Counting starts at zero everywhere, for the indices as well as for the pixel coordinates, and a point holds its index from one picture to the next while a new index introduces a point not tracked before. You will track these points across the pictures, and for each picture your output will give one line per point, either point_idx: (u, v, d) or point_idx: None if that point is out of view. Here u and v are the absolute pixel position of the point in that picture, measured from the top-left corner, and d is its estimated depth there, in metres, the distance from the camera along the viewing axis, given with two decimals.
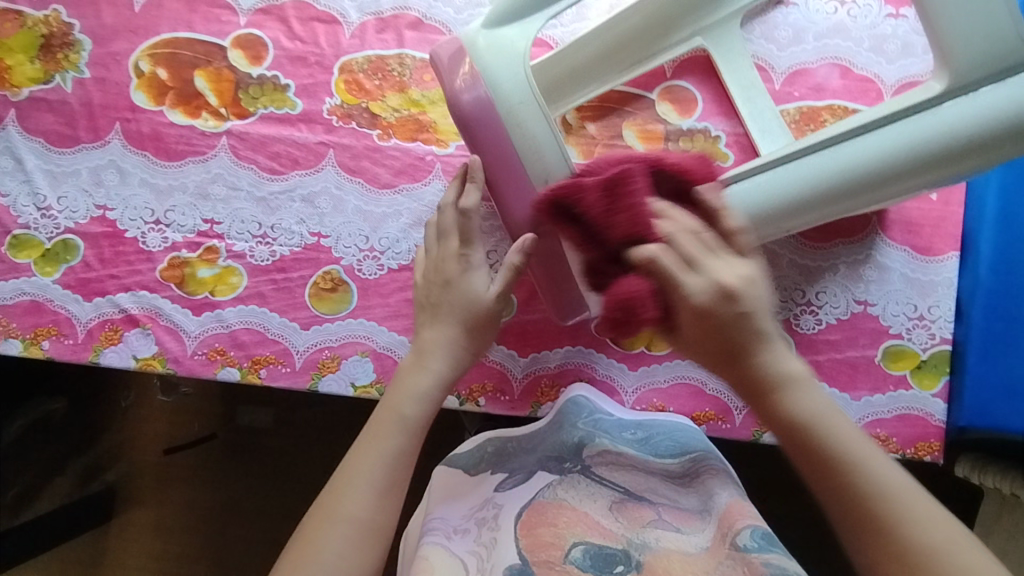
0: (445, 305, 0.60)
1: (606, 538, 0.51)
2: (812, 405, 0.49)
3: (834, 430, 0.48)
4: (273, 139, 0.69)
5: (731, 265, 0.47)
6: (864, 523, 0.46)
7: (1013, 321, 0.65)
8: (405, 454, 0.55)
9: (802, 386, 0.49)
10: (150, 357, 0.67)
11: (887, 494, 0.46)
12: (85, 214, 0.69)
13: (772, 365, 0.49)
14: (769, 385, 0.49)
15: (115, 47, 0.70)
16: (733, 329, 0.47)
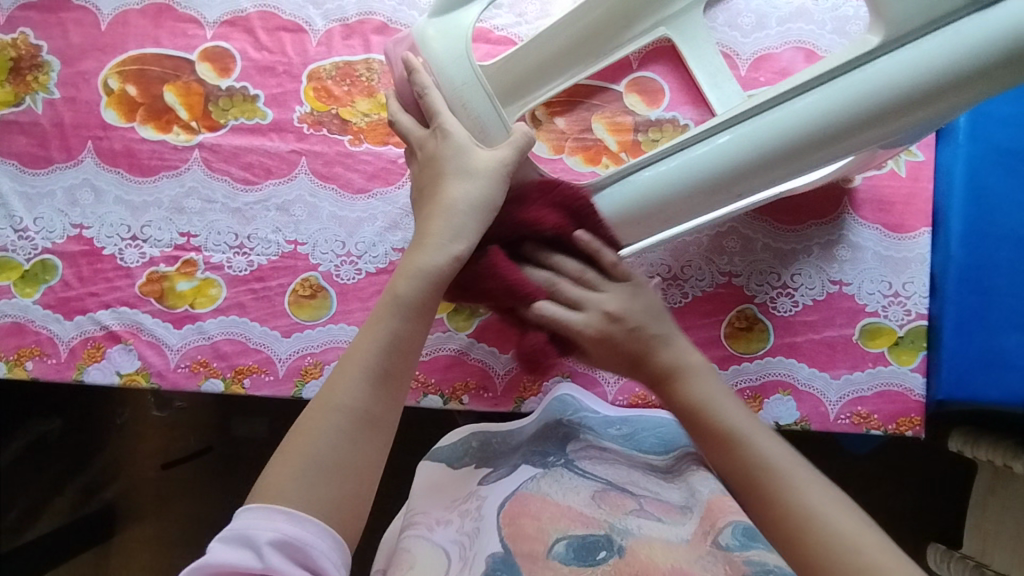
0: (435, 182, 0.53)
1: (589, 528, 0.51)
2: (710, 390, 0.52)
3: (731, 414, 0.50)
4: (245, 150, 0.70)
5: (613, 295, 0.55)
6: (757, 496, 0.47)
7: (987, 294, 0.65)
8: (402, 341, 0.49)
9: (706, 404, 0.51)
10: (133, 372, 0.67)
11: (774, 468, 0.47)
12: (62, 234, 0.69)
13: (677, 354, 0.53)
14: (666, 379, 0.53)
15: (83, 66, 0.71)
16: (633, 337, 0.54)
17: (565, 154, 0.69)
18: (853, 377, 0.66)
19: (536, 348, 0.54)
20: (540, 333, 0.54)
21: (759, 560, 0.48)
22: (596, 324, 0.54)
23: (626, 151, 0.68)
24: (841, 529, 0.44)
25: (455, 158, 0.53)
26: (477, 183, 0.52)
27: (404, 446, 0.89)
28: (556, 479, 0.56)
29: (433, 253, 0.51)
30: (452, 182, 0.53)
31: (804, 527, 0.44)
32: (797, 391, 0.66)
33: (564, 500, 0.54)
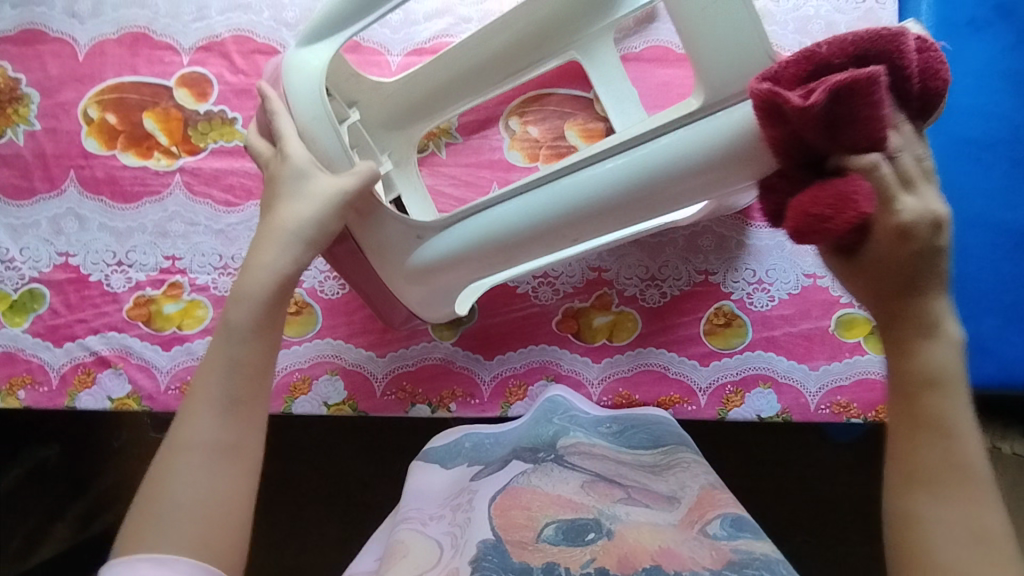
0: (274, 196, 0.55)
1: (577, 512, 0.51)
2: (958, 368, 0.41)
3: (960, 404, 0.41)
4: (226, 172, 0.71)
5: (927, 203, 0.41)
6: (923, 475, 0.40)
7: (957, 280, 0.66)
8: (246, 365, 0.49)
9: (946, 377, 0.41)
10: (124, 396, 0.68)
11: (969, 477, 0.39)
12: (48, 262, 0.70)
13: (941, 314, 0.41)
14: (917, 329, 0.41)
15: (63, 97, 0.72)
16: (925, 261, 0.40)
17: (540, 162, 0.70)
18: (831, 367, 0.67)
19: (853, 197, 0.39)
20: (855, 182, 0.40)
21: (745, 547, 0.48)
22: (898, 254, 0.40)
23: None
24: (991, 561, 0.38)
25: (293, 182, 0.54)
26: (310, 209, 0.53)
27: (398, 456, 0.90)
28: (546, 472, 0.58)
29: (252, 282, 0.52)
30: (274, 214, 0.54)
31: (955, 541, 0.38)
32: (777, 383, 0.68)
33: (554, 489, 0.55)
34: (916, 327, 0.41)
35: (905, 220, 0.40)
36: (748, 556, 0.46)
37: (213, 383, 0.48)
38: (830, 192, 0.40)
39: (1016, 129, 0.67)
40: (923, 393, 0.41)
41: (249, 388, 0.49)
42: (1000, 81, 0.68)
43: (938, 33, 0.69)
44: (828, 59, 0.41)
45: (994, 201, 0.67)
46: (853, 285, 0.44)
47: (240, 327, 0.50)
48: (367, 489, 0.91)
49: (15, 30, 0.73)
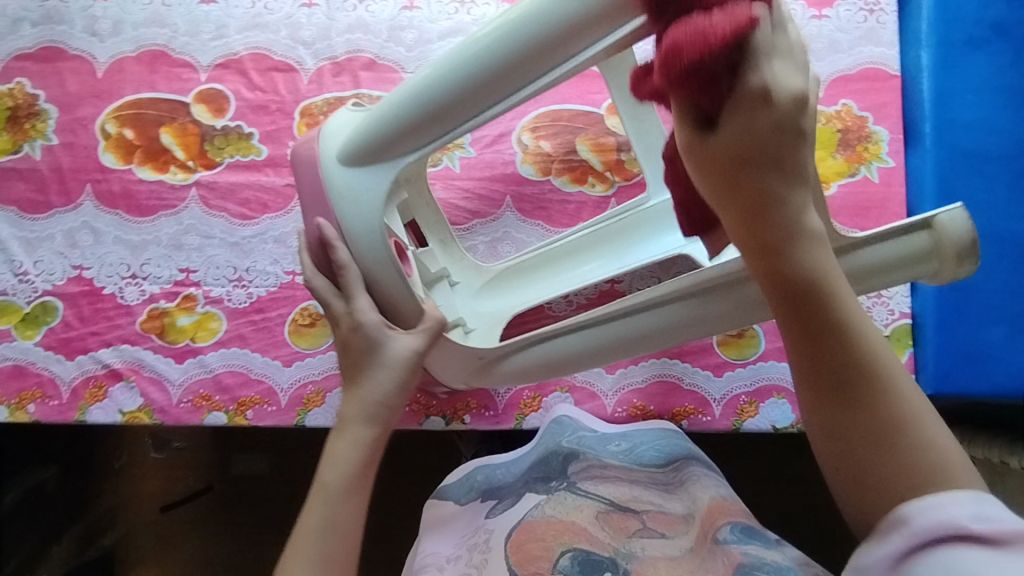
0: (354, 366, 0.54)
1: (594, 544, 0.51)
2: (836, 275, 0.36)
3: (849, 302, 0.36)
4: (242, 186, 0.72)
5: (790, 75, 0.36)
6: (800, 307, 0.36)
7: (963, 289, 0.67)
8: (343, 529, 0.49)
9: (822, 248, 0.37)
10: (136, 410, 0.68)
11: (885, 385, 0.35)
12: (62, 275, 0.70)
13: (792, 206, 0.37)
14: (777, 227, 0.36)
15: (81, 113, 0.73)
16: (784, 136, 0.36)
17: (553, 176, 0.72)
18: None
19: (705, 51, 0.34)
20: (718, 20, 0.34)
21: (756, 553, 0.48)
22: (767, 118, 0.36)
23: (610, 170, 0.72)
24: (917, 450, 0.34)
25: (369, 351, 0.53)
26: (394, 377, 0.53)
27: (404, 472, 0.89)
28: (559, 501, 0.57)
29: (347, 446, 0.51)
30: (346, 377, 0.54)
31: (872, 394, 0.35)
32: (791, 394, 0.68)
33: (568, 517, 0.55)
34: (760, 232, 0.37)
35: (771, 82, 0.35)
36: (757, 561, 0.47)
37: (308, 540, 0.48)
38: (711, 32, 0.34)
39: (1017, 143, 0.69)
40: (815, 306, 0.36)
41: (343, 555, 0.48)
42: (999, 96, 0.70)
43: (937, 50, 0.70)
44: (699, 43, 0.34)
45: (998, 212, 0.68)
46: (704, 170, 0.38)
47: (331, 485, 0.49)
48: (373, 507, 0.90)
49: (35, 47, 0.74)
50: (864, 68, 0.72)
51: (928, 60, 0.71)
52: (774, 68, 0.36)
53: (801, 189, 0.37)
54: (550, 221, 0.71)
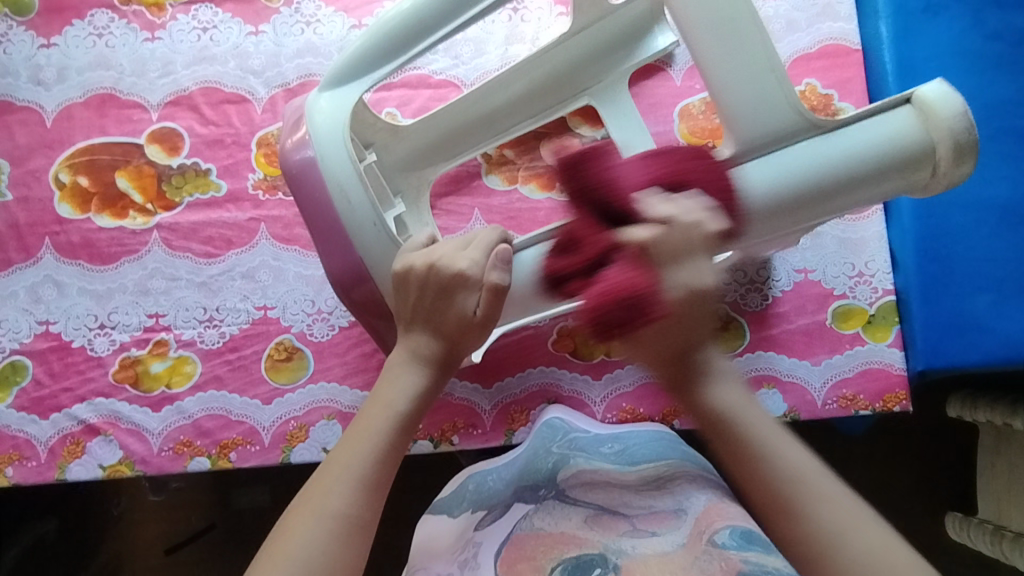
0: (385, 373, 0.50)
1: (583, 548, 0.46)
2: (737, 407, 0.45)
3: (758, 420, 0.45)
4: (203, 225, 0.70)
5: (699, 272, 0.41)
6: (723, 440, 0.45)
7: (945, 261, 0.66)
8: (388, 451, 0.47)
9: (722, 378, 0.45)
10: (117, 463, 0.66)
11: (821, 497, 0.42)
12: (29, 332, 0.68)
13: (709, 357, 0.45)
14: (691, 372, 0.44)
15: (33, 165, 0.71)
16: (694, 323, 0.42)
17: (520, 184, 0.71)
18: (833, 360, 0.67)
19: (621, 286, 0.40)
20: (621, 268, 0.40)
21: (757, 559, 0.41)
22: (678, 241, 0.41)
23: None
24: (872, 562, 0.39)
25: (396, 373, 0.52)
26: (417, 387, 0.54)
27: (403, 498, 0.88)
28: (546, 511, 0.53)
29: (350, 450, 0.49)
30: (414, 331, 0.50)
31: (777, 491, 0.43)
32: (781, 382, 0.67)
33: (556, 529, 0.50)
34: (701, 413, 0.45)
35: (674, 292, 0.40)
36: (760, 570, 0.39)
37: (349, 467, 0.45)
38: (621, 293, 0.39)
39: (986, 106, 0.67)
40: (750, 458, 0.44)
41: (383, 471, 0.46)
42: (962, 59, 0.68)
43: (895, 19, 0.70)
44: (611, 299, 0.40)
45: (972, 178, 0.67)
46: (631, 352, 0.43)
47: (403, 411, 0.48)
48: (377, 533, 0.88)
49: None
50: (825, 44, 0.72)
51: (887, 31, 0.70)
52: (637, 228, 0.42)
53: (722, 369, 0.46)
54: (520, 230, 0.70)
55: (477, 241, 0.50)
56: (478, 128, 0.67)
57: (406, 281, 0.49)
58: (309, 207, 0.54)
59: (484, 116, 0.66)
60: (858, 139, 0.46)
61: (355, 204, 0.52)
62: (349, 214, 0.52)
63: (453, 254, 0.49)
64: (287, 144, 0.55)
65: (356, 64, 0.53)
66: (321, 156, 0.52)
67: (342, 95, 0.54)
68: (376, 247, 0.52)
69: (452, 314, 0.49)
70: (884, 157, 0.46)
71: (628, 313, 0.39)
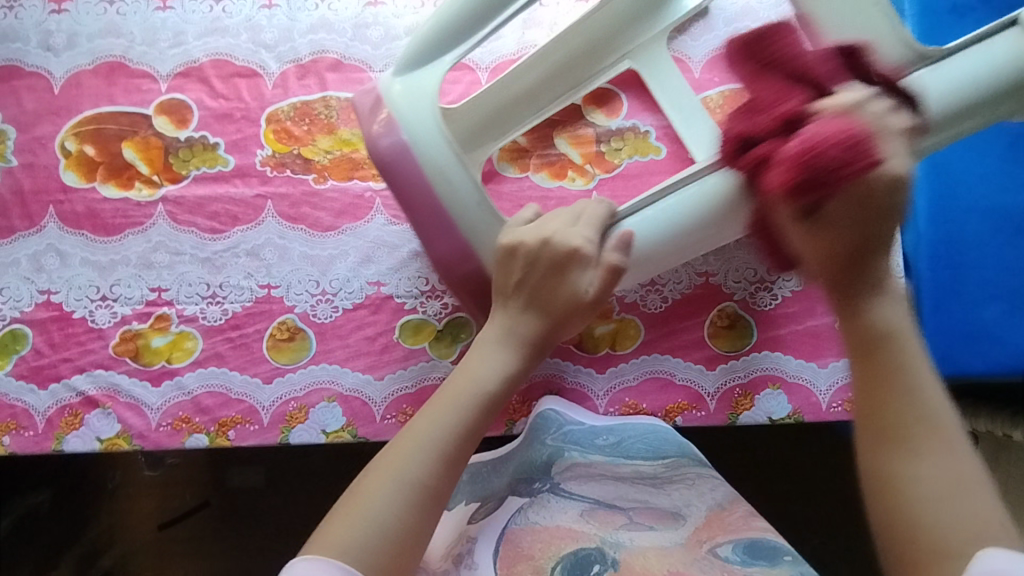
0: (484, 341, 0.52)
1: (579, 541, 0.53)
2: (904, 326, 0.44)
3: (915, 348, 0.44)
4: (210, 199, 0.69)
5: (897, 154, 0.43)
6: (862, 351, 0.45)
7: (958, 268, 0.66)
8: (464, 432, 0.48)
9: (890, 300, 0.45)
10: (114, 436, 0.66)
11: (936, 433, 0.42)
12: (30, 301, 0.68)
13: (882, 270, 0.45)
14: (868, 279, 0.44)
15: (39, 131, 0.70)
16: (878, 222, 0.42)
17: (531, 172, 0.69)
18: (841, 364, 0.66)
19: (820, 148, 0.41)
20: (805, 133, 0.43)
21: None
22: (868, 121, 0.43)
23: (590, 163, 0.69)
24: (972, 516, 0.39)
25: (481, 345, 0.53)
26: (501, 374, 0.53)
27: None
28: (542, 505, 0.57)
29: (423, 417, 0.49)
30: (515, 307, 0.53)
31: (899, 421, 0.42)
32: (786, 383, 0.66)
33: (553, 522, 0.55)
34: (852, 327, 0.45)
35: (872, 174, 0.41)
36: None
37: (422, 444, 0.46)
38: (840, 140, 0.41)
39: None
40: (880, 378, 0.43)
41: (459, 452, 0.47)
42: None
43: (921, 19, 0.69)
44: (821, 148, 0.41)
45: (988, 185, 0.66)
46: (804, 242, 0.44)
47: (491, 390, 0.50)
48: None
49: None
50: None
51: (914, 30, 0.69)
52: (843, 100, 0.44)
53: (885, 287, 0.45)
54: None
55: (589, 216, 0.54)
56: (523, 104, 0.63)
57: (513, 256, 0.53)
58: (401, 191, 0.55)
59: (528, 91, 0.63)
60: (949, 71, 0.49)
61: (458, 184, 0.54)
62: (452, 194, 0.54)
63: (567, 230, 0.53)
64: (370, 128, 0.56)
65: (433, 48, 0.56)
66: (418, 141, 0.54)
67: (416, 77, 0.55)
68: (479, 224, 0.55)
69: (564, 297, 0.52)
70: (987, 83, 0.49)
71: (843, 154, 0.41)
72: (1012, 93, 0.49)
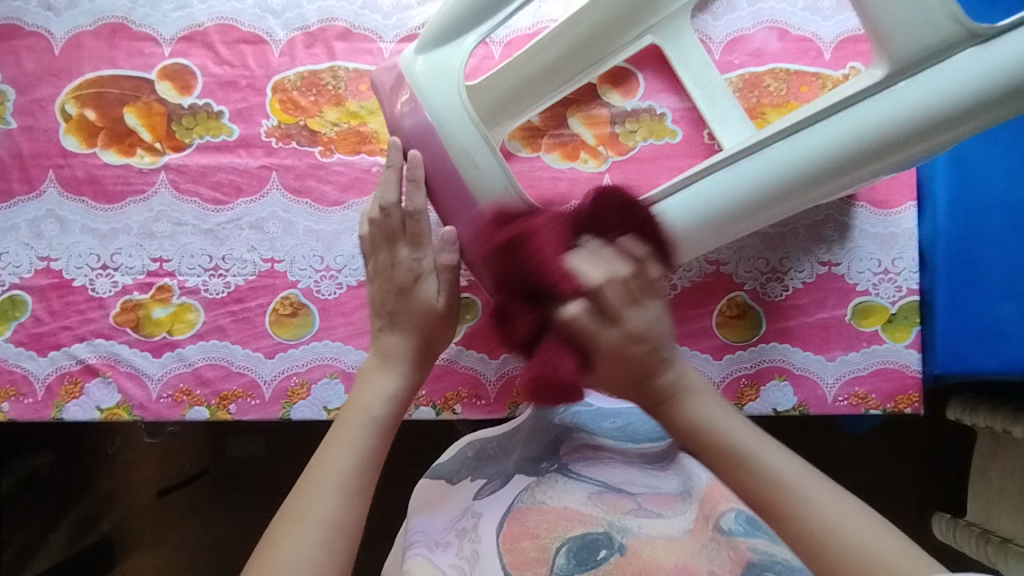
0: (401, 313, 0.55)
1: (586, 525, 0.49)
2: (703, 413, 0.46)
3: (727, 426, 0.45)
4: (213, 169, 0.68)
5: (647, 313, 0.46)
6: (718, 455, 0.44)
7: (975, 264, 0.65)
8: (371, 456, 0.48)
9: (696, 395, 0.47)
10: (114, 406, 0.65)
11: (797, 494, 0.41)
12: (29, 267, 0.67)
13: (674, 376, 0.47)
14: (667, 388, 0.46)
15: (39, 93, 0.68)
16: (653, 368, 0.46)
17: (543, 152, 0.68)
18: (849, 358, 0.65)
19: (558, 375, 0.44)
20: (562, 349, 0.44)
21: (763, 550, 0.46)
22: (647, 329, 0.46)
23: (603, 144, 0.68)
24: (854, 538, 0.39)
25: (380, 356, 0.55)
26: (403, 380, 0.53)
27: (399, 460, 0.87)
28: (549, 485, 0.53)
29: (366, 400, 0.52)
30: (393, 326, 0.55)
31: (766, 495, 0.42)
32: (793, 375, 0.66)
33: (560, 502, 0.51)
34: (674, 419, 0.46)
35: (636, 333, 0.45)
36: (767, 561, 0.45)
37: (329, 474, 0.46)
38: (565, 375, 0.44)
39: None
40: (737, 462, 0.44)
41: (370, 469, 0.48)
42: None
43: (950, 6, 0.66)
44: (559, 370, 0.44)
45: (1011, 179, 0.65)
46: (609, 382, 0.47)
47: (380, 414, 0.51)
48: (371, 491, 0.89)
49: None
50: None
51: None
52: (581, 309, 0.44)
53: (682, 377, 0.47)
54: None
55: (416, 233, 0.55)
56: (543, 82, 0.60)
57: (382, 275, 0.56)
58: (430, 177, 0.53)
59: (549, 68, 0.60)
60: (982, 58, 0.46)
61: (483, 168, 0.51)
62: (478, 177, 0.51)
63: (404, 258, 0.56)
64: (394, 108, 0.54)
65: (458, 23, 0.52)
66: (444, 123, 0.51)
67: (438, 54, 0.52)
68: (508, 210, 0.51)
69: (416, 303, 0.55)
70: (987, 85, 0.46)
71: (558, 390, 0.45)
72: (1003, 100, 0.46)
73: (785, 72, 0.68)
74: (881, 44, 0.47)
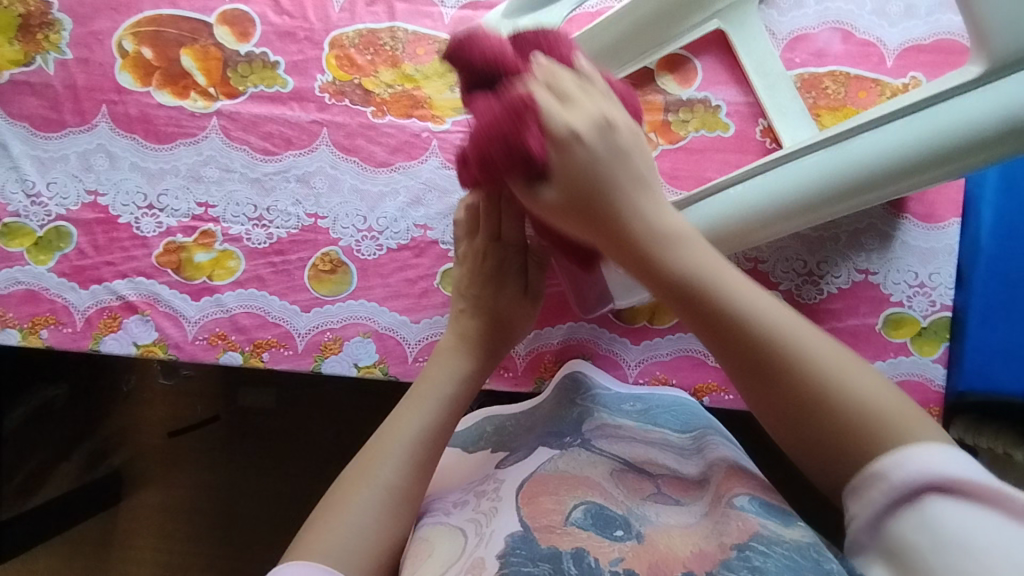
0: (481, 300, 0.60)
1: (606, 500, 0.48)
2: (678, 231, 0.43)
3: (722, 270, 0.42)
4: (265, 119, 0.68)
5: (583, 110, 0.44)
6: (687, 294, 0.42)
7: (1012, 286, 0.65)
8: (437, 428, 0.51)
9: (681, 243, 0.43)
10: (150, 344, 0.66)
11: (811, 358, 0.40)
12: (76, 200, 0.67)
13: (631, 204, 0.44)
14: (639, 243, 0.43)
15: (97, 26, 0.68)
16: (604, 196, 0.43)
17: None
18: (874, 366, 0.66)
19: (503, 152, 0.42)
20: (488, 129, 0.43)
21: (774, 529, 0.43)
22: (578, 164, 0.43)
23: (656, 131, 0.67)
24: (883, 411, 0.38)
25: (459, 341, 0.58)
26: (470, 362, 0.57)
27: None
28: (572, 456, 0.53)
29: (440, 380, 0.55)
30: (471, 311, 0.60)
31: (797, 390, 0.40)
32: None
33: (581, 471, 0.51)
34: (643, 231, 0.43)
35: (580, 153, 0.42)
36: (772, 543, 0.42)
37: (396, 440, 0.50)
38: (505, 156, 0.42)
39: None
40: (747, 368, 0.41)
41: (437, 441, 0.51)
42: None
43: None
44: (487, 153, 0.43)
45: None
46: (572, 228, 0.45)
47: (450, 394, 0.54)
48: None
49: None
50: (939, 39, 0.67)
51: None
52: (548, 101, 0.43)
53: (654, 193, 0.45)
54: None
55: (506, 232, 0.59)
56: (606, 59, 0.64)
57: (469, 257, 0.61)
58: None
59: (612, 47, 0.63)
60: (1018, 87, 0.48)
61: None
62: None
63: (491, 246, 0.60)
64: None
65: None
66: None
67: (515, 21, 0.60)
68: None
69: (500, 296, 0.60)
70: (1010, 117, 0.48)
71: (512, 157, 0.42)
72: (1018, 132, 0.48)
73: (846, 75, 0.67)
74: (981, 41, 0.49)
